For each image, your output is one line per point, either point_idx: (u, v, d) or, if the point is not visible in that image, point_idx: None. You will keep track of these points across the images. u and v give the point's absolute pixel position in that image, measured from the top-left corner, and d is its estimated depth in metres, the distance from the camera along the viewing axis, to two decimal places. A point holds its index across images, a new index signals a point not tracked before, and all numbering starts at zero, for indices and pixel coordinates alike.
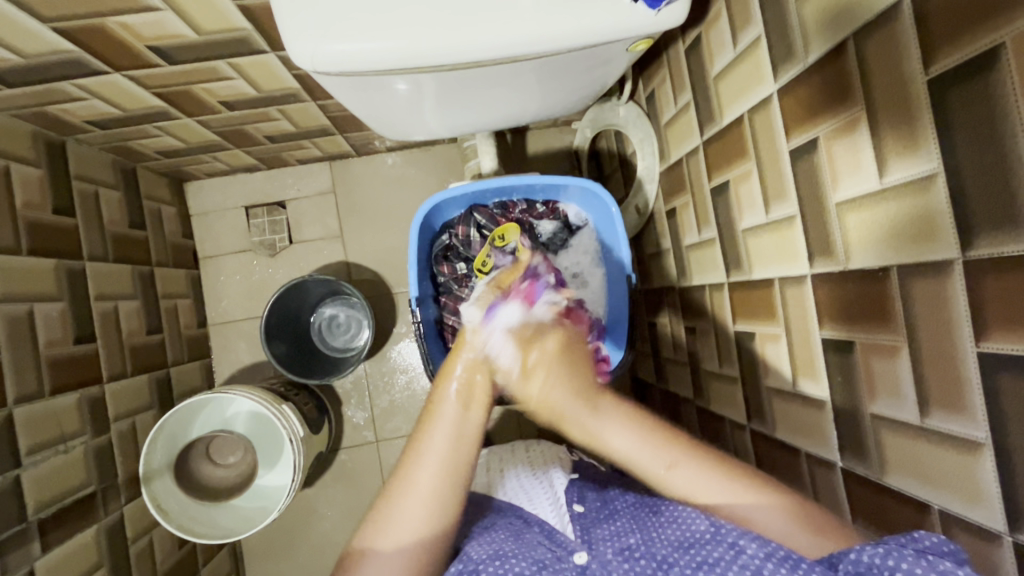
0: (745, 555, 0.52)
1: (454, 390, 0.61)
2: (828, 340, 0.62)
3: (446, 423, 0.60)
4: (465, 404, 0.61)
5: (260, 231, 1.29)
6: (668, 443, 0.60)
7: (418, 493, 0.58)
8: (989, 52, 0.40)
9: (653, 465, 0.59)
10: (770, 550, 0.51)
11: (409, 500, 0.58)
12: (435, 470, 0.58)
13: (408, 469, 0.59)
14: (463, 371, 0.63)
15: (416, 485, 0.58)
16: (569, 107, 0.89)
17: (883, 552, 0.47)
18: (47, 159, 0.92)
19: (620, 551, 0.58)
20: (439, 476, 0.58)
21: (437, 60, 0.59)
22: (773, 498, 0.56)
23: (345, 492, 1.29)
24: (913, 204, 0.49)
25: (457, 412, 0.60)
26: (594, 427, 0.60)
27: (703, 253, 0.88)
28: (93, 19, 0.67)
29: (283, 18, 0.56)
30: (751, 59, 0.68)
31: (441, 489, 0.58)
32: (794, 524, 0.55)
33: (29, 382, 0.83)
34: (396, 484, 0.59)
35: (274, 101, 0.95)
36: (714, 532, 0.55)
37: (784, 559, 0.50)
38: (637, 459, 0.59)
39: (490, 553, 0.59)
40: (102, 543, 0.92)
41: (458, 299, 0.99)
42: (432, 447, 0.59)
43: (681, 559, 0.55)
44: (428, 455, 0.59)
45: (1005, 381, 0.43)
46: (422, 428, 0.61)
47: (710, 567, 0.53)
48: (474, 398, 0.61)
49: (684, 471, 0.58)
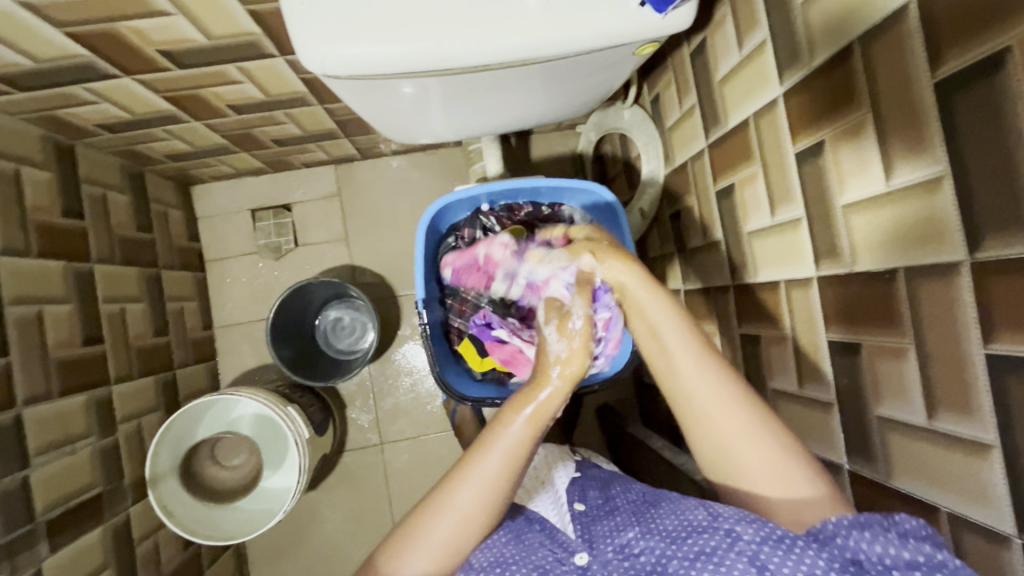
0: (742, 542, 0.51)
1: (524, 417, 0.64)
2: (834, 343, 0.62)
3: (503, 454, 0.62)
4: (533, 439, 0.64)
5: (266, 233, 1.28)
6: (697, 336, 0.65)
7: (455, 514, 0.60)
8: (995, 55, 0.41)
9: (670, 343, 0.64)
10: (766, 532, 0.51)
11: (446, 518, 0.60)
12: (478, 494, 0.60)
13: (450, 489, 0.61)
14: (534, 409, 0.64)
15: (456, 504, 0.60)
16: (574, 111, 0.90)
17: (869, 536, 0.48)
18: (56, 162, 0.93)
19: (619, 548, 0.58)
20: (478, 503, 0.60)
21: (445, 64, 0.59)
22: (806, 486, 0.56)
23: (349, 495, 1.29)
24: (919, 206, 0.49)
25: (519, 446, 0.63)
26: (644, 298, 0.68)
27: (708, 256, 0.88)
28: (106, 24, 0.68)
29: (294, 24, 0.57)
30: (757, 63, 0.68)
31: (480, 515, 0.60)
32: (827, 508, 0.55)
33: (38, 383, 0.84)
34: (433, 501, 0.61)
35: (282, 105, 0.96)
36: (712, 520, 0.55)
37: (780, 540, 0.50)
38: (663, 330, 0.65)
39: (491, 559, 0.58)
40: (109, 544, 0.92)
41: (464, 301, 1.00)
42: (479, 469, 0.61)
43: (678, 551, 0.54)
44: (473, 480, 0.61)
45: (1012, 383, 0.43)
46: (475, 452, 0.62)
47: (707, 557, 0.52)
48: (541, 426, 0.64)
49: (691, 352, 0.63)
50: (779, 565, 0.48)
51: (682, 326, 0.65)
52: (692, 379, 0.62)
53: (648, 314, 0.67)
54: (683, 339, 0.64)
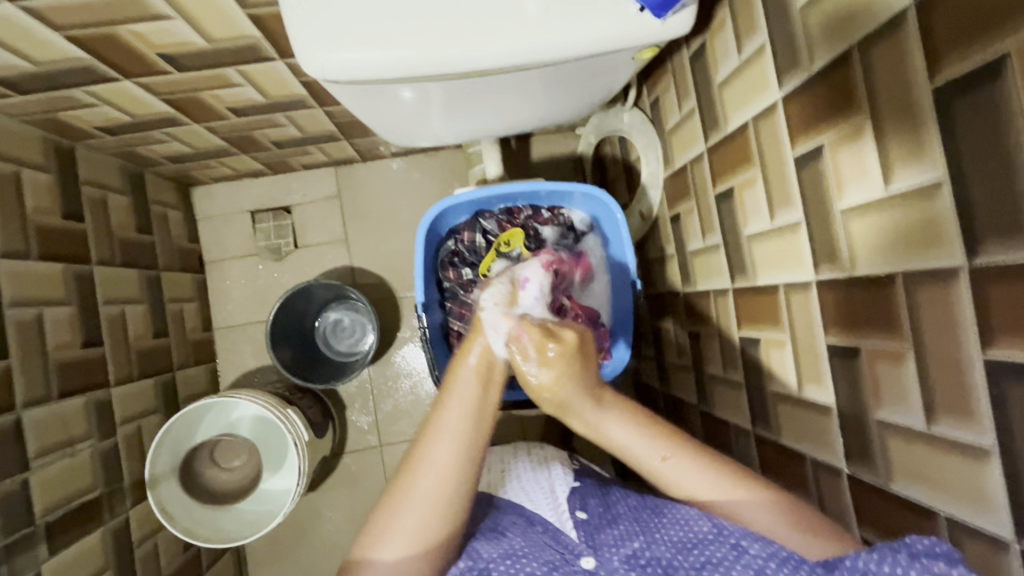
0: (748, 556, 0.55)
1: (468, 366, 0.65)
2: (833, 347, 0.62)
3: (460, 401, 0.62)
4: (480, 384, 0.64)
5: (265, 235, 1.27)
6: (659, 434, 0.63)
7: (432, 470, 0.59)
8: (994, 62, 0.41)
9: (648, 456, 0.62)
10: (773, 549, 0.54)
11: (425, 475, 0.59)
12: (451, 445, 0.60)
13: (424, 448, 0.60)
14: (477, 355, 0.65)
15: (432, 460, 0.60)
16: (574, 115, 0.90)
17: (877, 558, 0.48)
18: (56, 164, 0.93)
19: (627, 558, 0.58)
20: (454, 454, 0.60)
21: (444, 68, 0.59)
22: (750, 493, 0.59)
23: (349, 496, 1.29)
24: (917, 211, 0.49)
25: (471, 391, 0.63)
26: (599, 422, 0.63)
27: (707, 259, 0.88)
28: (106, 28, 0.68)
29: (294, 28, 0.57)
30: (756, 67, 0.68)
31: (455, 463, 0.60)
32: (779, 519, 0.58)
33: (38, 385, 0.84)
34: (409, 466, 0.60)
35: (282, 107, 0.96)
36: (717, 533, 0.57)
37: (786, 558, 0.53)
38: (633, 450, 0.63)
39: (501, 553, 0.59)
40: (108, 547, 0.92)
41: (465, 304, 0.98)
42: (447, 422, 0.61)
43: (686, 561, 0.57)
44: (444, 433, 0.61)
45: (1011, 388, 0.43)
46: (437, 408, 0.63)
47: (714, 566, 0.55)
48: (486, 372, 0.64)
49: (674, 464, 0.62)
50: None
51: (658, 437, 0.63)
52: (690, 486, 0.61)
53: (604, 430, 0.64)
54: (664, 448, 0.62)
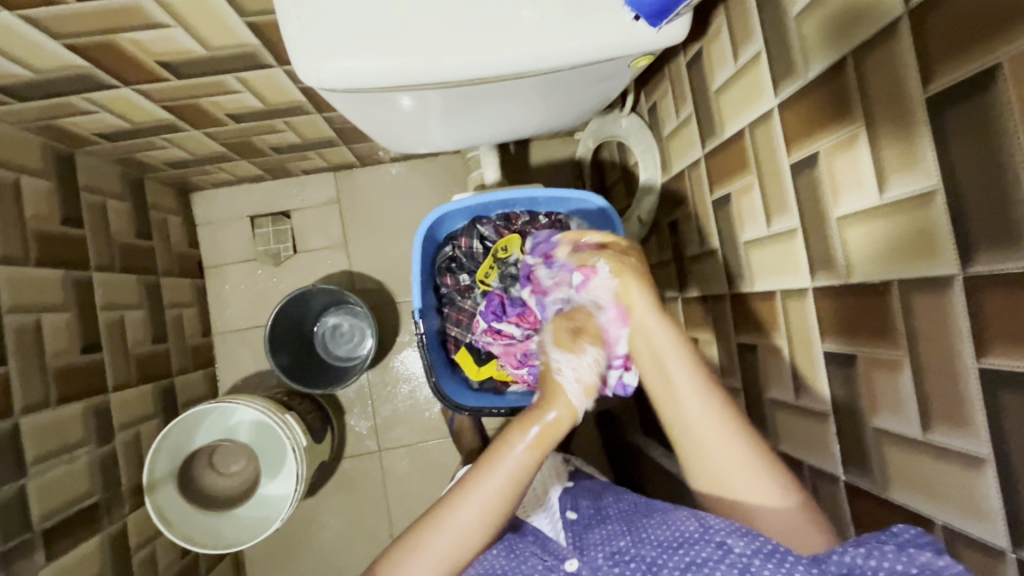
0: (734, 555, 0.52)
1: (528, 440, 0.62)
2: (829, 353, 0.62)
3: (505, 473, 0.61)
4: (538, 456, 0.62)
5: (264, 240, 1.29)
6: (693, 364, 0.65)
7: (455, 530, 0.59)
8: (985, 72, 0.41)
9: (672, 372, 0.65)
10: (758, 545, 0.52)
11: (447, 535, 0.59)
12: (479, 511, 0.60)
13: (453, 508, 0.60)
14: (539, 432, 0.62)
15: (457, 519, 0.60)
16: (572, 120, 0.90)
17: (864, 552, 0.47)
18: (56, 170, 0.94)
19: (610, 555, 0.59)
20: (482, 522, 0.60)
21: (441, 77, 0.60)
22: (784, 497, 0.59)
23: (348, 502, 1.29)
24: (911, 219, 0.49)
25: (523, 468, 0.61)
26: (649, 325, 0.67)
27: (705, 264, 0.88)
28: (105, 36, 0.69)
29: (291, 38, 0.58)
30: (751, 74, 0.68)
31: (479, 534, 0.60)
32: (802, 520, 0.58)
33: (36, 391, 0.84)
34: (435, 516, 0.61)
35: (281, 114, 0.96)
36: (703, 532, 0.55)
37: (772, 553, 0.50)
38: (666, 360, 0.66)
39: (481, 569, 0.60)
40: (105, 553, 0.92)
41: (461, 310, 1.00)
42: (480, 490, 0.60)
43: (670, 560, 0.55)
44: (475, 497, 0.60)
45: (1005, 397, 0.43)
46: (481, 467, 0.62)
47: (698, 567, 0.53)
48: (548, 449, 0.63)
49: (689, 384, 0.64)
50: (769, 574, 0.49)
51: (696, 374, 0.65)
52: (692, 411, 0.63)
53: (649, 338, 0.67)
54: (686, 370, 0.65)
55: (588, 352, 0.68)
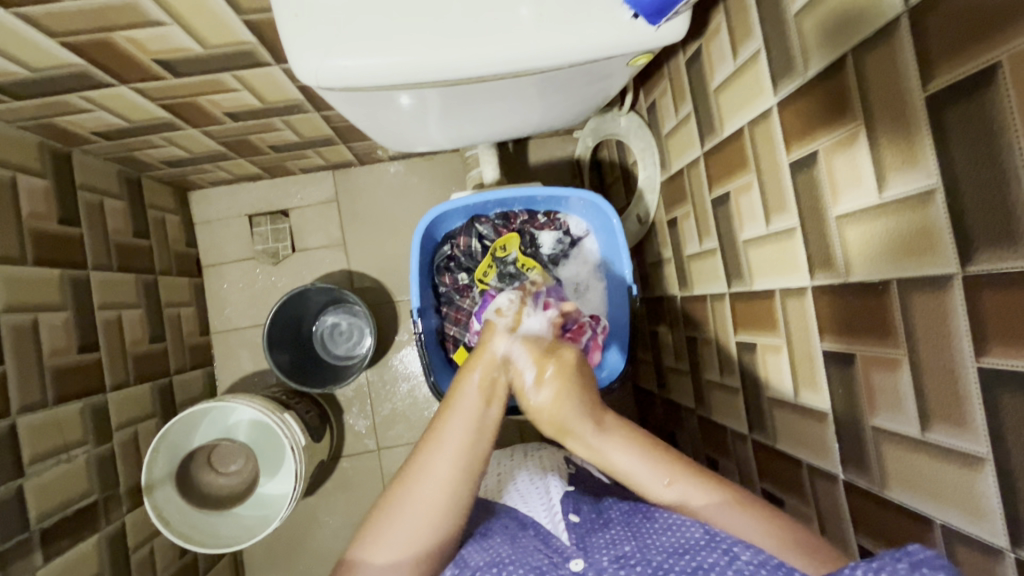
0: (740, 562, 0.54)
1: (473, 386, 0.66)
2: (828, 352, 0.62)
3: (462, 416, 0.64)
4: (485, 399, 0.65)
5: (263, 239, 1.29)
6: (667, 459, 0.65)
7: (429, 483, 0.60)
8: (986, 70, 0.41)
9: (649, 478, 0.64)
10: (764, 559, 0.53)
11: (422, 489, 0.60)
12: (449, 463, 0.61)
13: (422, 459, 0.62)
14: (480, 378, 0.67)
15: (431, 473, 0.61)
16: (571, 119, 0.90)
17: (876, 568, 0.45)
18: (52, 169, 0.93)
19: (615, 558, 0.58)
20: (454, 468, 0.61)
21: (439, 75, 0.59)
22: (712, 492, 0.62)
23: (347, 500, 1.29)
24: (911, 219, 0.49)
25: (476, 406, 0.65)
26: (601, 446, 0.66)
27: (704, 263, 0.88)
28: (102, 35, 0.68)
29: (289, 37, 0.57)
30: (751, 72, 0.68)
31: (452, 486, 0.61)
32: (739, 515, 0.60)
33: (34, 391, 0.84)
34: (408, 475, 0.61)
35: (278, 112, 0.96)
36: (709, 539, 0.56)
37: (779, 565, 0.52)
38: (639, 478, 0.65)
39: (487, 559, 0.60)
40: (103, 552, 0.92)
41: (460, 309, 1.00)
42: (446, 438, 0.62)
43: (676, 564, 0.55)
44: (441, 448, 0.62)
45: (1004, 396, 0.43)
46: (438, 421, 0.64)
47: (706, 571, 0.53)
48: (494, 392, 0.66)
49: (679, 483, 0.63)
50: None
51: (648, 458, 0.65)
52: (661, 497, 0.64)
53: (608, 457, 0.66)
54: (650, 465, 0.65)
55: (497, 345, 0.70)
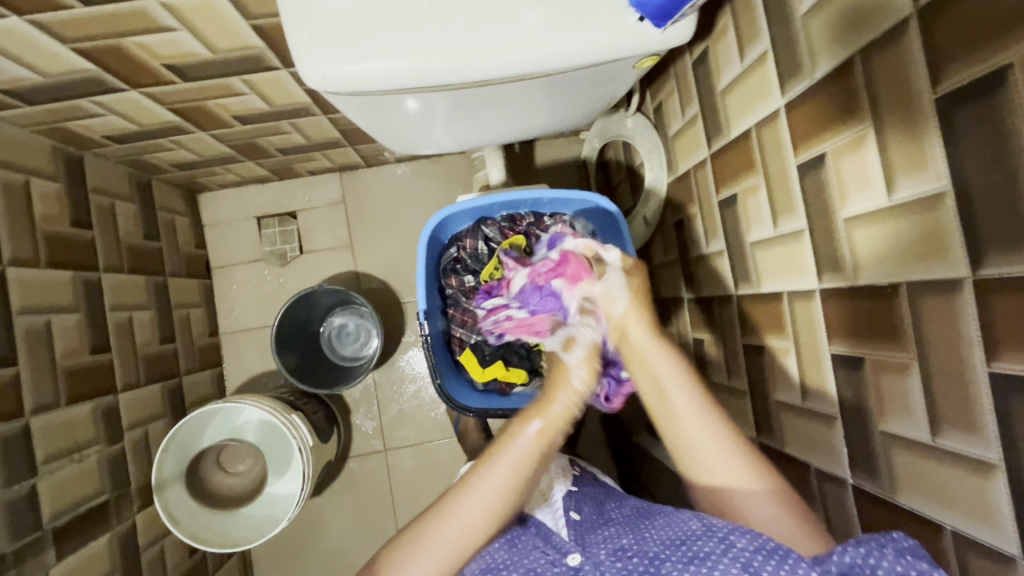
0: (736, 549, 0.52)
1: (527, 437, 0.62)
2: (837, 356, 0.62)
3: (510, 465, 0.61)
4: (540, 454, 0.62)
5: (271, 240, 1.30)
6: (695, 392, 0.64)
7: (460, 522, 0.60)
8: (996, 72, 0.40)
9: (674, 402, 0.63)
10: (760, 542, 0.51)
11: (452, 527, 0.60)
12: (484, 505, 0.60)
13: (457, 501, 0.60)
14: (541, 425, 0.63)
15: (462, 512, 0.60)
16: (578, 120, 0.89)
17: (864, 551, 0.46)
18: (65, 173, 0.94)
19: (613, 551, 0.59)
20: (486, 513, 0.60)
21: (447, 80, 0.60)
22: (756, 479, 0.60)
23: (354, 501, 1.29)
24: (921, 221, 0.49)
25: (527, 458, 0.62)
26: (649, 350, 0.66)
27: (711, 265, 0.88)
28: (113, 40, 0.69)
29: (296, 43, 0.58)
30: (758, 73, 0.68)
31: (484, 524, 0.60)
32: (777, 508, 0.58)
33: (46, 392, 0.85)
34: (438, 511, 0.61)
35: (286, 115, 0.96)
36: (706, 529, 0.55)
37: (773, 550, 0.50)
38: (669, 388, 0.64)
39: (482, 565, 0.62)
40: (115, 551, 0.93)
41: (466, 311, 1.00)
42: (487, 484, 0.61)
43: (673, 554, 0.55)
44: (479, 491, 0.60)
45: (1015, 401, 0.43)
46: (485, 460, 0.62)
47: (701, 560, 0.53)
48: (552, 440, 0.63)
49: (693, 412, 0.62)
50: (770, 571, 0.49)
51: (686, 379, 0.64)
52: (683, 417, 0.63)
53: (650, 367, 0.66)
54: (683, 387, 0.64)
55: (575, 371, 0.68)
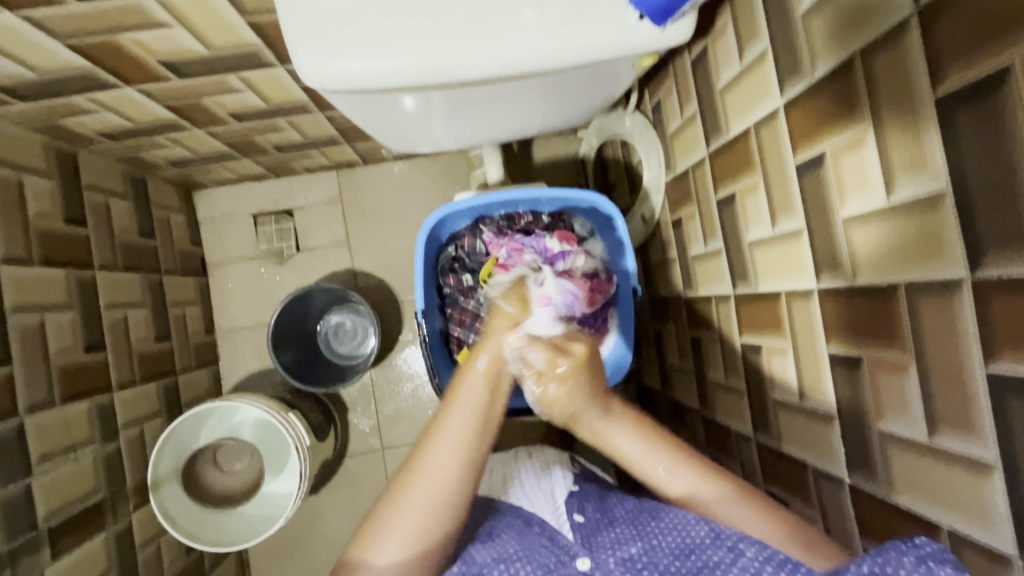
0: (745, 559, 0.54)
1: (477, 374, 0.67)
2: (835, 355, 0.62)
3: (466, 404, 0.64)
4: (489, 391, 0.66)
5: (268, 239, 1.30)
6: (668, 457, 0.66)
7: (434, 473, 0.61)
8: (996, 74, 0.40)
9: (652, 470, 0.66)
10: (769, 554, 0.54)
11: (427, 479, 0.60)
12: (452, 450, 0.62)
13: (426, 452, 0.62)
14: (486, 361, 0.68)
15: (433, 464, 0.61)
16: (577, 118, 0.89)
17: (881, 561, 0.47)
18: (59, 170, 0.94)
19: (622, 560, 0.58)
20: (456, 457, 0.62)
21: (444, 78, 0.59)
22: (709, 483, 0.64)
23: (351, 499, 1.29)
24: (919, 222, 0.49)
25: (480, 394, 0.66)
26: (604, 430, 0.68)
27: (709, 264, 0.88)
28: (107, 36, 0.68)
29: (294, 40, 0.57)
30: (757, 72, 0.68)
31: (458, 471, 0.61)
32: (739, 506, 0.61)
33: (41, 390, 0.84)
34: (410, 468, 0.62)
35: (283, 112, 0.96)
36: (714, 537, 0.57)
37: (783, 562, 0.52)
38: (640, 462, 0.67)
39: (494, 555, 0.60)
40: (110, 550, 0.92)
41: (464, 310, 1.00)
42: (450, 427, 0.63)
43: (682, 568, 0.56)
44: (444, 437, 0.63)
45: (1012, 402, 0.43)
46: (441, 410, 0.65)
47: (711, 569, 0.55)
48: (497, 376, 0.68)
49: (672, 475, 0.65)
50: None
51: (642, 441, 0.67)
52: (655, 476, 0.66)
53: (612, 442, 0.68)
54: (650, 453, 0.67)
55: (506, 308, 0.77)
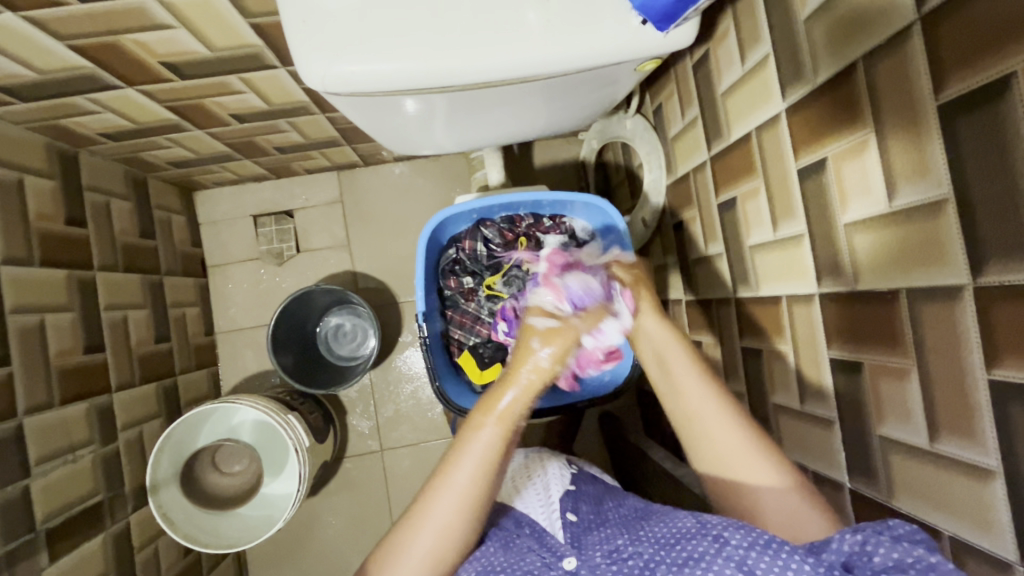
0: (730, 547, 0.52)
1: (492, 423, 0.62)
2: (836, 360, 0.62)
3: (475, 459, 0.61)
4: (503, 443, 0.62)
5: (267, 239, 1.29)
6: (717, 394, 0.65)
7: (434, 526, 0.59)
8: (998, 81, 0.40)
9: (689, 391, 0.66)
10: (754, 538, 0.51)
11: (427, 532, 0.59)
12: (456, 502, 0.60)
13: (428, 502, 0.60)
14: (508, 404, 0.63)
15: (435, 515, 0.60)
16: (578, 122, 0.89)
17: (860, 539, 0.48)
18: (60, 170, 0.93)
19: (608, 553, 0.58)
20: (458, 512, 0.60)
21: (447, 81, 0.59)
22: (776, 474, 0.59)
23: (349, 501, 1.29)
24: (922, 227, 0.49)
25: (491, 449, 0.61)
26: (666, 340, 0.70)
27: (710, 268, 0.88)
28: (110, 38, 0.68)
29: (297, 43, 0.57)
30: (758, 77, 0.68)
31: (460, 522, 0.60)
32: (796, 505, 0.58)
33: (40, 391, 0.84)
34: (412, 517, 0.60)
35: (284, 113, 0.96)
36: (700, 527, 0.55)
37: (766, 544, 0.50)
38: (683, 379, 0.67)
39: (478, 568, 0.60)
40: (108, 552, 0.92)
41: (465, 313, 1.00)
42: (458, 476, 0.60)
43: (667, 556, 0.55)
44: (449, 489, 0.60)
45: (1013, 408, 0.43)
46: (449, 460, 0.62)
47: (695, 562, 0.52)
48: (513, 423, 0.63)
49: (711, 402, 0.64)
50: (763, 568, 0.49)
51: (701, 375, 0.66)
52: (707, 420, 0.64)
53: (664, 349, 0.70)
54: (692, 370, 0.67)
55: (539, 351, 0.66)
